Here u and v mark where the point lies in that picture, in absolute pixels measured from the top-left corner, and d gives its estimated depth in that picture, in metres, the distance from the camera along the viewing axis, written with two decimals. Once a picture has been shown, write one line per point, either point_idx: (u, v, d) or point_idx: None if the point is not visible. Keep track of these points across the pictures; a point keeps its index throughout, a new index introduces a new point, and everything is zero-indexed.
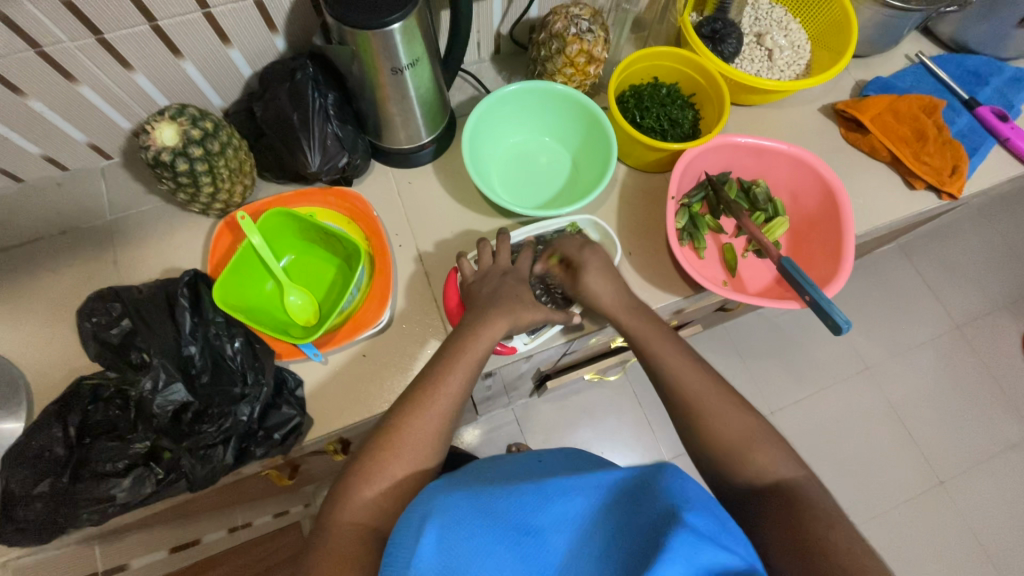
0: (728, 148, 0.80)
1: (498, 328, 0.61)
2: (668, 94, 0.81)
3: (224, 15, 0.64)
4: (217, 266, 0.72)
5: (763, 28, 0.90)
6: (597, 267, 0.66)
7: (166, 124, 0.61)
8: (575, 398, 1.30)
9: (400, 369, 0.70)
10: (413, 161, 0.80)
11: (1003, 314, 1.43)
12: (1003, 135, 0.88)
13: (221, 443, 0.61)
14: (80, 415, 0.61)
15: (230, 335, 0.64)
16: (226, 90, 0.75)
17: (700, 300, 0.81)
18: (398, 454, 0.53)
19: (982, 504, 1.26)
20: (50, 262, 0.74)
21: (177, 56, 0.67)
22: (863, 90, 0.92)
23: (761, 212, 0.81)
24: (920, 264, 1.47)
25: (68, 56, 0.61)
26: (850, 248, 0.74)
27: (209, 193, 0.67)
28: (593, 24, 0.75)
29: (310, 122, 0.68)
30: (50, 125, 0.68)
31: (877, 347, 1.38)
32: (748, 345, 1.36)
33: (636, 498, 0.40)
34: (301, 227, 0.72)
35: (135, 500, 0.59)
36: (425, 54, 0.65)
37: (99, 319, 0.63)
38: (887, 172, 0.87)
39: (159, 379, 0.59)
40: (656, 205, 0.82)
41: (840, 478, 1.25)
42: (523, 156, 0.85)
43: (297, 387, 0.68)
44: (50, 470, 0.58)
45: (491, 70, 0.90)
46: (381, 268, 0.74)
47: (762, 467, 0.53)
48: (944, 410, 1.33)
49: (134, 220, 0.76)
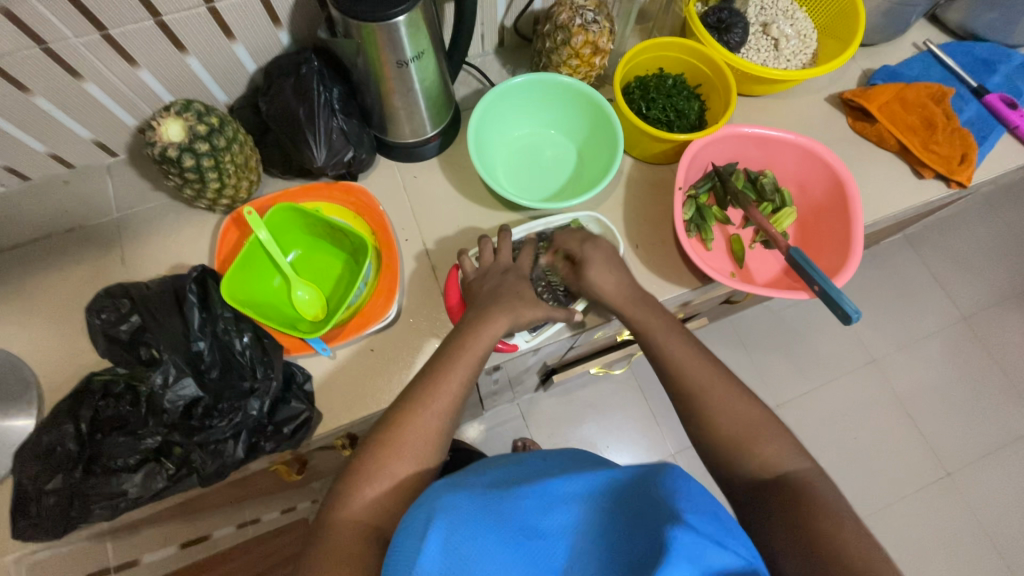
0: (735, 139, 0.79)
1: (499, 324, 0.61)
2: (674, 85, 0.81)
3: (228, 9, 0.64)
4: (224, 262, 0.72)
5: (768, 17, 0.89)
6: (605, 266, 0.67)
7: (172, 120, 0.61)
8: (581, 393, 1.30)
9: (406, 364, 0.70)
10: (418, 155, 0.80)
11: (1010, 304, 1.42)
12: (1013, 123, 0.87)
13: (232, 438, 0.61)
14: (91, 410, 0.61)
15: (239, 330, 0.64)
16: (231, 86, 0.75)
17: (707, 291, 0.81)
18: (399, 452, 0.53)
19: (989, 495, 1.25)
20: (55, 261, 0.74)
21: (182, 52, 0.67)
22: (871, 78, 0.91)
23: (768, 203, 0.81)
24: (928, 255, 1.46)
25: (73, 52, 0.61)
26: (860, 237, 0.73)
27: (215, 189, 0.66)
28: (598, 15, 0.74)
29: (316, 116, 0.68)
30: (56, 122, 0.68)
31: (884, 338, 1.37)
32: (755, 337, 1.36)
33: (641, 496, 0.39)
34: (308, 222, 0.72)
35: (147, 495, 0.60)
36: (430, 47, 0.65)
37: (108, 315, 0.63)
38: (896, 162, 0.87)
39: (169, 374, 0.59)
40: (661, 197, 0.82)
41: (845, 471, 1.25)
42: (528, 149, 0.85)
43: (306, 382, 0.67)
44: (61, 465, 0.59)
45: (495, 63, 0.89)
46: (388, 262, 0.74)
47: (765, 462, 0.53)
48: (952, 401, 1.33)
49: (140, 218, 0.76)
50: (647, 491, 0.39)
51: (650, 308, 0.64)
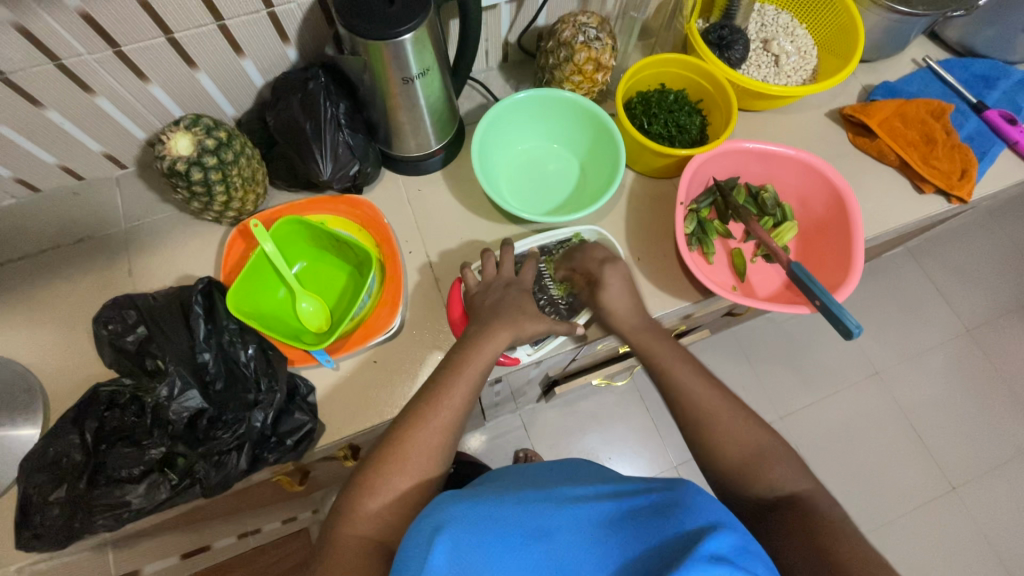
0: (735, 154, 0.80)
1: (502, 338, 0.61)
2: (676, 100, 0.82)
3: (239, 26, 0.65)
4: (230, 273, 0.73)
5: (768, 34, 0.90)
6: None
7: (181, 135, 0.62)
8: (583, 404, 1.30)
9: (409, 375, 0.71)
10: (422, 169, 0.81)
11: (1013, 317, 1.42)
12: (1013, 139, 0.88)
13: (236, 450, 0.62)
14: (97, 421, 0.62)
15: (244, 342, 0.65)
16: (239, 100, 0.77)
17: (709, 305, 0.81)
18: (401, 466, 0.53)
19: (994, 510, 1.24)
20: (63, 271, 0.75)
21: (192, 67, 0.68)
22: (870, 94, 0.92)
23: (769, 218, 0.81)
24: (931, 268, 1.46)
25: (86, 68, 0.62)
26: (860, 253, 0.74)
27: (222, 202, 0.68)
28: (600, 32, 0.76)
29: (322, 131, 0.69)
30: (67, 135, 0.69)
31: (886, 350, 1.37)
32: (757, 349, 1.36)
33: (654, 513, 0.41)
34: (312, 235, 0.73)
35: (150, 506, 0.59)
36: (435, 64, 0.66)
37: (115, 326, 0.64)
38: (896, 176, 0.87)
39: (174, 386, 0.60)
40: (663, 211, 0.82)
41: (849, 484, 1.24)
42: (530, 163, 0.86)
43: (309, 394, 0.68)
44: (67, 476, 0.59)
45: (499, 78, 0.91)
46: (392, 274, 0.74)
47: (763, 475, 0.54)
48: (956, 415, 1.32)
49: (147, 229, 0.77)
50: (663, 509, 0.41)
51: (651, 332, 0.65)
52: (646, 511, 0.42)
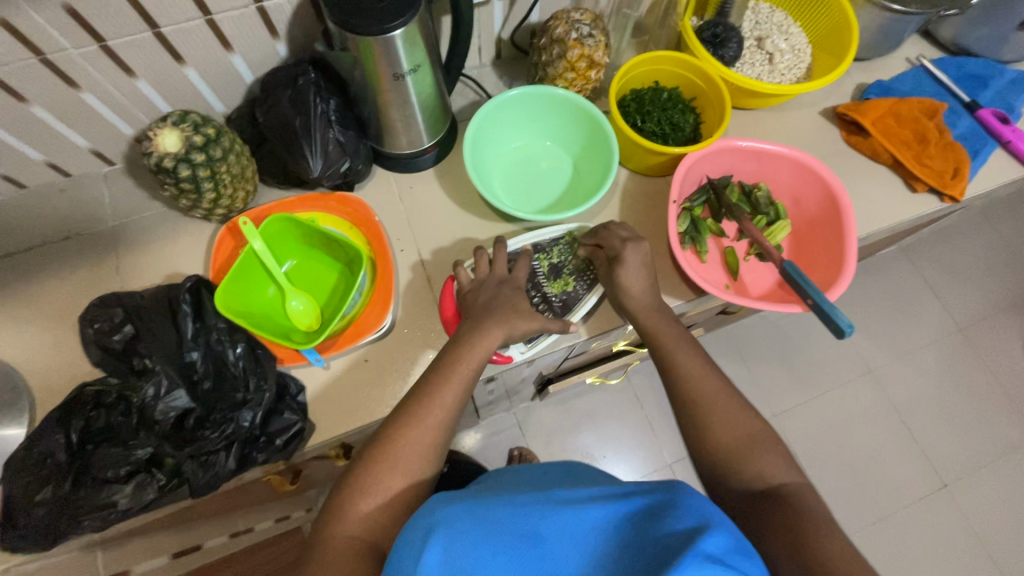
0: (729, 151, 0.80)
1: (494, 336, 0.61)
2: (669, 98, 0.81)
3: (227, 21, 0.65)
4: (219, 271, 0.72)
5: (763, 32, 0.90)
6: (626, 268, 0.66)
7: (168, 131, 0.62)
8: (578, 402, 1.30)
9: (400, 374, 0.70)
10: (414, 166, 0.81)
11: (1004, 315, 1.43)
12: (1005, 138, 0.88)
13: (224, 450, 0.61)
14: (82, 421, 0.61)
15: (232, 341, 0.64)
16: (228, 96, 0.76)
17: (702, 303, 0.81)
18: (392, 465, 0.52)
19: (986, 507, 1.25)
20: (50, 269, 0.74)
21: (179, 62, 0.67)
22: (864, 92, 0.92)
23: (762, 216, 0.81)
24: (924, 266, 1.47)
25: (71, 63, 0.61)
26: (853, 251, 0.74)
27: (211, 200, 0.67)
28: (593, 29, 0.75)
29: (312, 128, 0.68)
30: (52, 130, 0.68)
31: (880, 348, 1.38)
32: (751, 348, 1.36)
33: (647, 516, 0.40)
34: (302, 232, 0.72)
35: (137, 507, 0.58)
36: (426, 60, 0.65)
37: (101, 325, 0.63)
38: (889, 175, 0.87)
39: (161, 385, 0.60)
40: (657, 210, 0.82)
41: (843, 482, 1.25)
42: (524, 160, 0.85)
43: (299, 393, 0.67)
44: (52, 476, 0.58)
45: (492, 75, 0.90)
46: (383, 272, 0.74)
47: (755, 473, 0.54)
48: (948, 412, 1.33)
49: (136, 226, 0.77)
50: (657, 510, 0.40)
51: (645, 331, 0.65)
52: (641, 513, 0.40)
